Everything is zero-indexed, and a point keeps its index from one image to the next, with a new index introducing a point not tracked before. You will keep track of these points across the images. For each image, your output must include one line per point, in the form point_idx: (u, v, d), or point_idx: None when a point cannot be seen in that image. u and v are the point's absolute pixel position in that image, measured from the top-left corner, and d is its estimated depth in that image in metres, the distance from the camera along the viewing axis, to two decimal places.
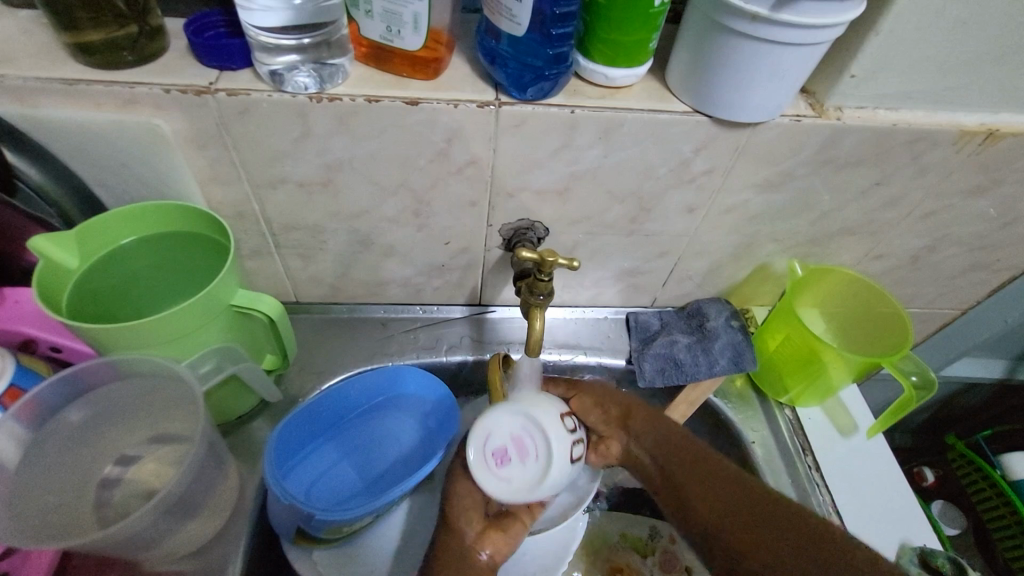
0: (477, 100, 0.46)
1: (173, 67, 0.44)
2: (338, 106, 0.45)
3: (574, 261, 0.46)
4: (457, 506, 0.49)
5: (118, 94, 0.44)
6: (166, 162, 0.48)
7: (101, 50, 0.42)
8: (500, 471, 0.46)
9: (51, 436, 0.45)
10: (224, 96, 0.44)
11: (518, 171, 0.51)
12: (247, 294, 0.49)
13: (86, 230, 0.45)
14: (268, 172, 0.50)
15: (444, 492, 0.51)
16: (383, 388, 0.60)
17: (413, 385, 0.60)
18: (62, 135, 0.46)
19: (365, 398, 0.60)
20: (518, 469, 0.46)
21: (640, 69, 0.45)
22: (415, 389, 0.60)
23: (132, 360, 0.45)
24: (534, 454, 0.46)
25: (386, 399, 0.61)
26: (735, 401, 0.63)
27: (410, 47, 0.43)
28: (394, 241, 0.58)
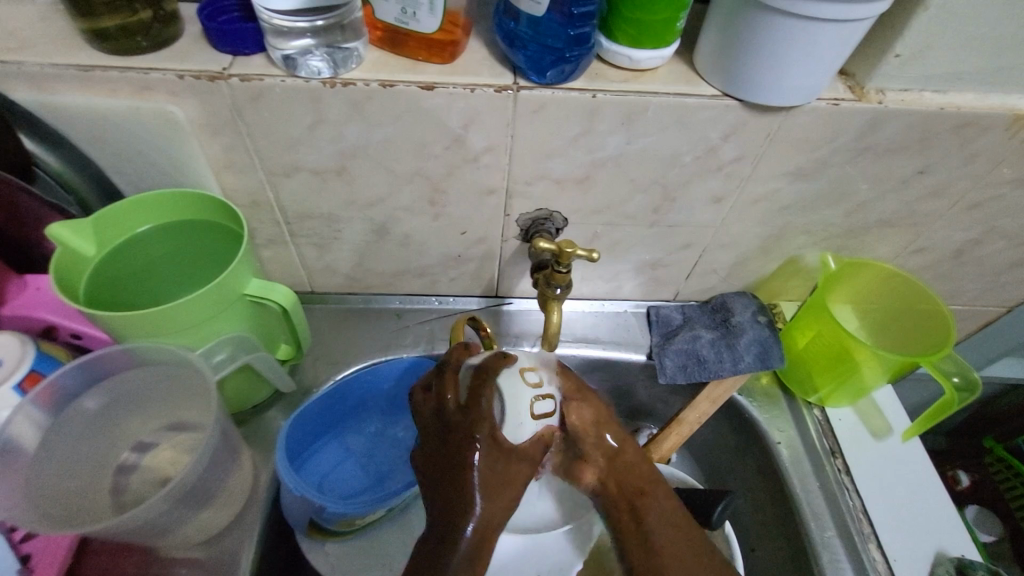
0: (494, 85, 0.44)
1: (187, 53, 0.44)
2: (351, 91, 0.44)
3: (594, 253, 0.44)
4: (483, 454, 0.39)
5: (134, 81, 0.43)
6: (181, 149, 0.48)
7: (116, 36, 0.42)
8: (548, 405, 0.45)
9: (69, 421, 0.45)
10: (237, 82, 0.43)
11: (536, 158, 0.49)
12: (261, 283, 0.48)
13: (102, 217, 0.45)
14: (282, 159, 0.49)
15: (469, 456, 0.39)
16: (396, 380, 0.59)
17: None
18: (79, 122, 0.46)
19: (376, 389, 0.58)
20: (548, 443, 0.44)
21: (667, 50, 0.43)
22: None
23: (147, 348, 0.44)
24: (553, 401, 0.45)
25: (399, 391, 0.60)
26: (760, 400, 0.60)
27: (426, 29, 0.42)
28: (410, 230, 0.57)
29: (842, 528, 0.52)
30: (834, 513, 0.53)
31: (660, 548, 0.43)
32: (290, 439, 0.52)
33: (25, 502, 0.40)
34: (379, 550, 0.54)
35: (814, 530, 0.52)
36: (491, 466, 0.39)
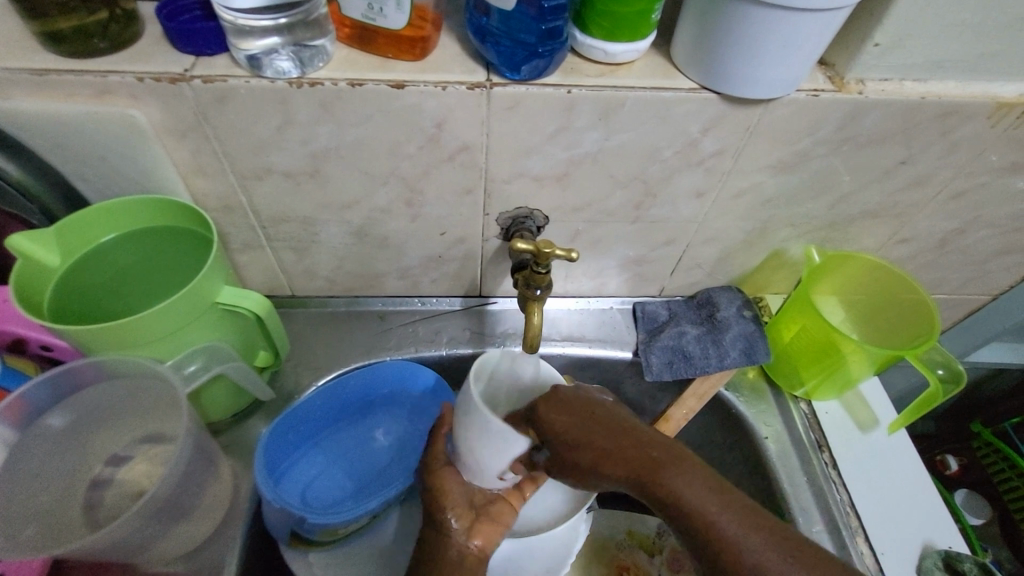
0: (467, 82, 0.43)
1: (147, 54, 0.42)
2: (320, 91, 0.42)
3: (573, 253, 0.43)
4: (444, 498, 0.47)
5: (92, 84, 0.42)
6: (146, 154, 0.46)
7: (70, 38, 0.40)
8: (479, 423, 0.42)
9: (38, 436, 0.44)
10: (200, 84, 0.42)
11: (514, 156, 0.48)
12: (234, 291, 0.47)
13: (66, 227, 0.44)
14: (252, 162, 0.48)
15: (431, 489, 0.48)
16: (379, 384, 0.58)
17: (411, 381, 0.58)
18: (37, 128, 0.44)
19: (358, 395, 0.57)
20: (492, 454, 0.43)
21: (643, 43, 0.42)
22: (416, 385, 0.58)
23: (116, 360, 0.43)
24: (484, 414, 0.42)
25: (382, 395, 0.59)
26: (747, 395, 0.60)
27: (394, 25, 0.40)
28: (388, 232, 0.55)
29: (832, 523, 0.52)
30: (822, 508, 0.52)
31: (710, 512, 0.35)
32: (270, 450, 0.51)
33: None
34: (367, 556, 0.53)
35: (802, 525, 0.52)
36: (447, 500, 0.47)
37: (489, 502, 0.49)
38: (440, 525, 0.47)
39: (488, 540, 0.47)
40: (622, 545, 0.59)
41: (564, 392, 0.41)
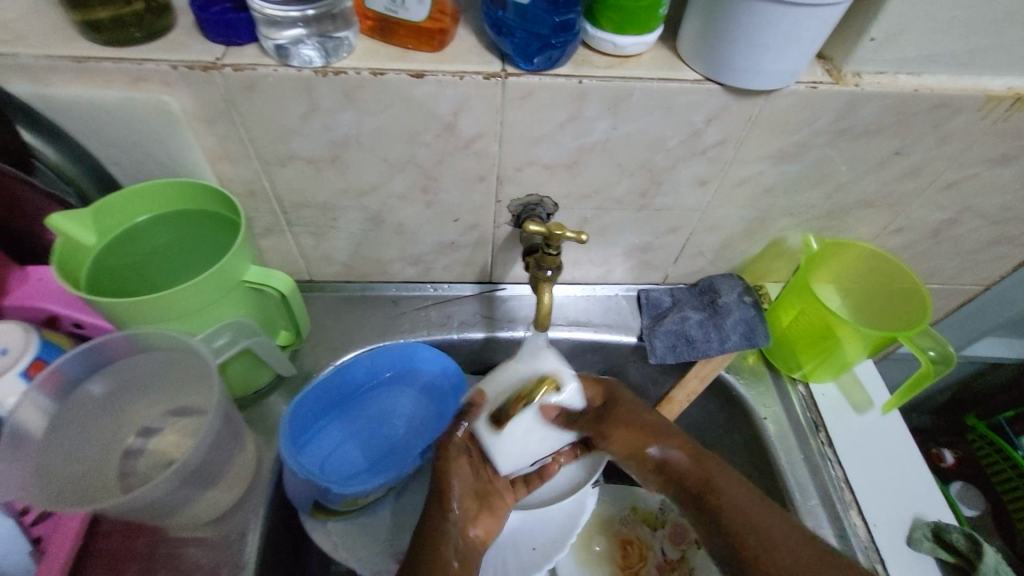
0: (483, 72, 0.45)
1: (181, 44, 0.45)
2: (343, 79, 0.45)
3: (584, 236, 0.46)
4: (450, 487, 0.49)
5: (128, 72, 0.44)
6: (177, 139, 0.48)
7: (109, 28, 0.42)
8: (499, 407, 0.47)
9: (76, 406, 0.46)
10: (231, 72, 0.44)
11: (527, 144, 0.50)
12: (260, 270, 0.49)
13: (101, 208, 0.46)
14: (276, 148, 0.50)
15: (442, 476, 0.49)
16: (392, 364, 0.61)
17: (423, 361, 0.61)
18: (75, 114, 0.47)
19: (373, 374, 0.60)
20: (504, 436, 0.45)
21: (650, 36, 0.44)
22: (424, 362, 0.60)
23: (149, 333, 0.46)
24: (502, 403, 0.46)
25: (395, 374, 0.61)
26: (747, 377, 0.62)
27: (415, 17, 0.43)
28: (404, 218, 0.58)
29: (827, 499, 0.54)
30: (818, 484, 0.55)
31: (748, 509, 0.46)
32: (291, 424, 0.53)
33: (38, 486, 0.42)
34: (381, 526, 0.55)
35: (799, 499, 0.54)
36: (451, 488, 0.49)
37: (491, 493, 0.51)
38: (443, 506, 0.49)
39: (486, 530, 0.50)
40: (625, 521, 0.61)
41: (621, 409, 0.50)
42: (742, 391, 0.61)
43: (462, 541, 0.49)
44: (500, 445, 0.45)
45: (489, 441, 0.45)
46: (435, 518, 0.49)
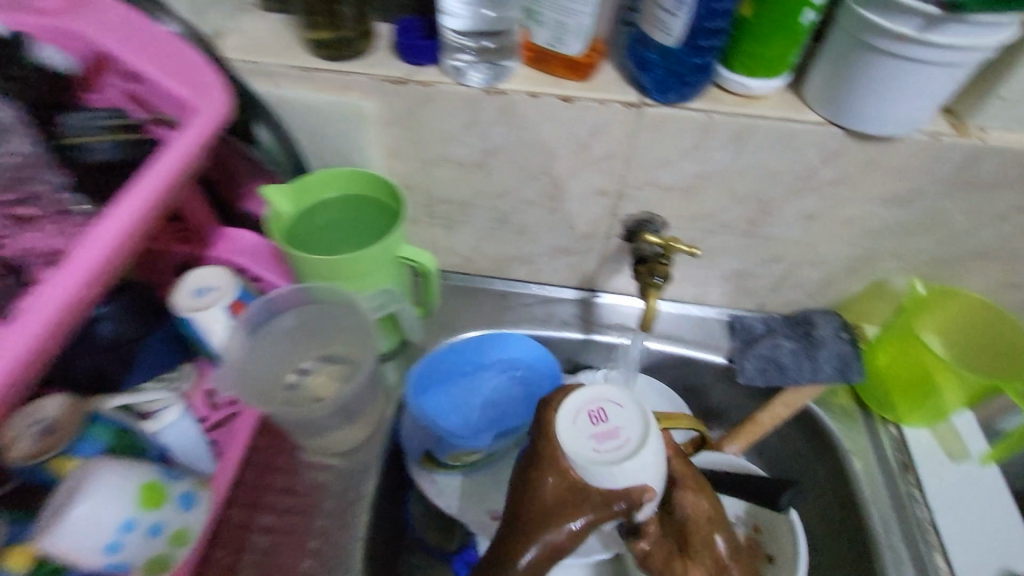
0: (622, 100, 0.52)
1: (378, 61, 0.55)
2: (504, 98, 0.53)
3: (698, 249, 0.52)
4: (526, 520, 0.44)
5: (337, 80, 0.55)
6: (361, 136, 0.59)
7: (332, 46, 0.55)
8: (595, 431, 0.46)
9: (264, 334, 0.59)
10: (416, 85, 0.54)
11: (650, 167, 0.57)
12: (411, 248, 0.59)
13: (303, 186, 0.58)
14: (436, 151, 0.60)
15: (523, 507, 0.45)
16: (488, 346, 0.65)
17: (512, 344, 0.64)
18: (290, 110, 0.59)
19: (473, 355, 0.65)
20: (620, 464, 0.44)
21: (777, 80, 0.50)
22: (512, 346, 0.64)
23: (324, 288, 0.57)
24: (603, 432, 0.46)
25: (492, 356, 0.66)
26: (835, 412, 0.64)
27: (571, 52, 0.51)
28: (527, 221, 0.66)
29: (909, 539, 0.55)
30: (902, 523, 0.56)
31: None
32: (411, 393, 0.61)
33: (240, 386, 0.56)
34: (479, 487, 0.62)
35: (880, 533, 0.55)
36: (528, 527, 0.44)
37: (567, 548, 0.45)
38: (512, 549, 0.43)
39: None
40: None
41: (703, 506, 0.49)
42: (829, 425, 0.62)
43: None
44: (636, 466, 0.44)
45: (629, 457, 0.44)
46: (535, 539, 0.43)
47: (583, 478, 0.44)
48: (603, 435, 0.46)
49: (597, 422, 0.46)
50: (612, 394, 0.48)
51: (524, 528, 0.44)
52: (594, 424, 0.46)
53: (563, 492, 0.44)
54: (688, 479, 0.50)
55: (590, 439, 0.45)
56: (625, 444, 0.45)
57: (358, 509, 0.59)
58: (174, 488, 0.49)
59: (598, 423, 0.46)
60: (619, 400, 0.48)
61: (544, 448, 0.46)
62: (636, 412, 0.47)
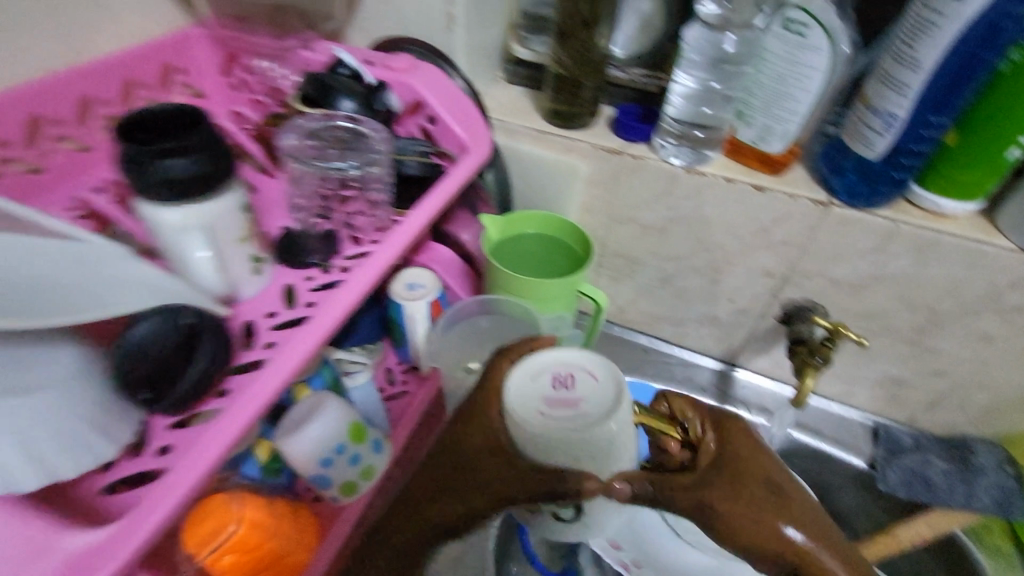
0: (812, 198, 0.59)
1: (601, 133, 0.68)
2: (701, 179, 0.63)
3: (865, 341, 0.57)
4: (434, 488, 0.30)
5: (563, 143, 0.68)
6: (565, 189, 0.71)
7: (564, 116, 0.68)
8: (562, 391, 0.34)
9: (460, 327, 0.69)
10: (628, 157, 0.65)
11: (824, 260, 0.62)
12: (590, 287, 0.68)
13: (512, 220, 0.71)
14: (626, 211, 0.70)
15: (435, 480, 0.30)
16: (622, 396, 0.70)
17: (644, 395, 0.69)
18: (515, 159, 0.73)
19: None
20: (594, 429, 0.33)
21: (971, 204, 0.54)
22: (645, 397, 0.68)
23: (506, 304, 0.67)
24: (564, 394, 0.34)
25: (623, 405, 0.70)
26: (987, 549, 0.62)
27: (772, 150, 0.60)
28: (688, 286, 0.73)
29: None
30: None
31: None
32: None
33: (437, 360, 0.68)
34: None
35: None
36: (447, 497, 0.29)
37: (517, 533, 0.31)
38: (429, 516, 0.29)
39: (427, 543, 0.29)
40: None
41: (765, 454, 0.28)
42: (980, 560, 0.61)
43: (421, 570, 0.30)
44: (611, 428, 0.34)
45: (603, 417, 0.34)
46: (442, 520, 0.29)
47: (585, 457, 0.33)
48: (564, 398, 0.34)
49: (561, 382, 0.35)
50: (582, 356, 0.37)
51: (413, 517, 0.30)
52: (563, 382, 0.35)
53: (453, 469, 0.29)
54: (711, 423, 0.31)
55: (545, 402, 0.33)
56: (603, 400, 0.35)
57: None
58: (372, 432, 0.60)
59: (561, 383, 0.35)
60: (591, 365, 0.37)
61: (456, 422, 0.31)
62: (605, 369, 0.37)
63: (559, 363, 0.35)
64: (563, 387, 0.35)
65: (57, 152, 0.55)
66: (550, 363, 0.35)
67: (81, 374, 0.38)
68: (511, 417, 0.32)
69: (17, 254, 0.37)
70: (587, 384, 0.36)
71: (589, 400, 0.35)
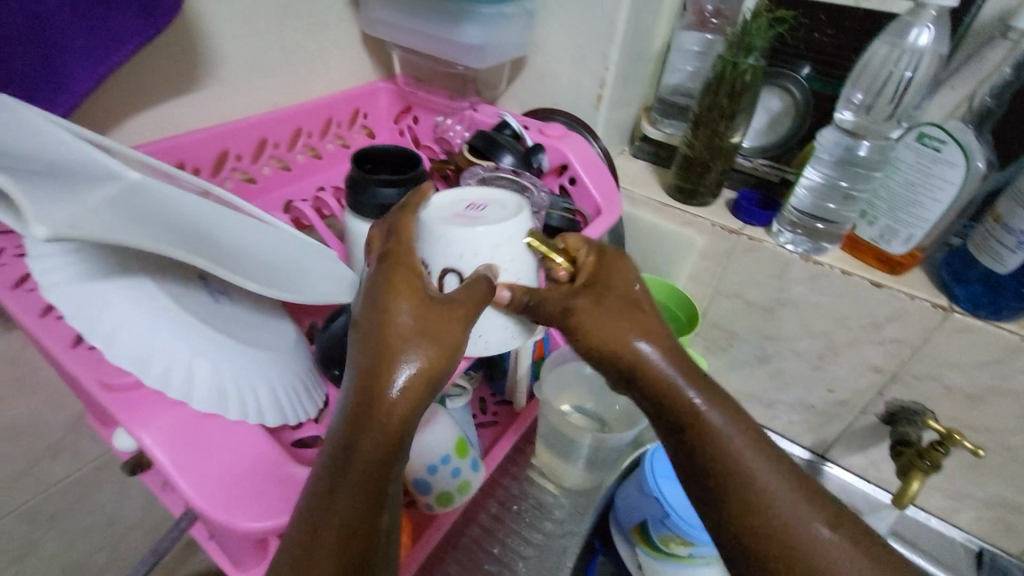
0: (932, 301, 0.60)
1: (720, 213, 0.73)
2: (817, 268, 0.66)
3: (983, 450, 0.57)
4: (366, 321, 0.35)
5: (682, 216, 0.74)
6: (677, 259, 0.77)
7: (686, 193, 0.74)
8: (475, 213, 0.43)
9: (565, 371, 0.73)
10: (745, 238, 0.70)
11: (937, 364, 0.63)
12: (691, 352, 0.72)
13: None
14: (734, 287, 0.74)
15: (380, 317, 0.34)
16: None
17: None
18: (631, 224, 0.80)
19: None
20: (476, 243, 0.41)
21: None
22: None
23: None
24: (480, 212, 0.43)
25: None
26: None
27: (892, 250, 0.62)
28: (786, 368, 0.75)
29: None
30: None
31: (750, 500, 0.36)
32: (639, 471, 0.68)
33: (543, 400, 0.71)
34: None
35: None
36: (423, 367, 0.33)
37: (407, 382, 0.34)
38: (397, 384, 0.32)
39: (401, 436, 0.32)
40: None
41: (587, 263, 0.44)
42: None
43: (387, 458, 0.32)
44: (496, 235, 0.41)
45: (507, 221, 0.42)
46: (405, 402, 0.32)
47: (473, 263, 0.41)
48: (480, 211, 0.43)
49: (470, 206, 0.44)
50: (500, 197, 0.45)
51: (373, 399, 0.32)
52: (470, 214, 0.43)
53: (380, 328, 0.34)
54: (659, 346, 0.39)
55: (466, 222, 0.41)
56: (509, 209, 0.44)
57: (572, 540, 0.69)
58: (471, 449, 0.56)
59: (475, 207, 0.44)
60: (501, 197, 0.45)
61: (374, 291, 0.36)
62: (511, 197, 0.45)
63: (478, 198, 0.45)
64: (469, 208, 0.44)
65: (267, 166, 0.65)
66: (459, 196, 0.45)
67: (292, 348, 0.42)
68: (438, 234, 0.40)
69: (247, 231, 0.41)
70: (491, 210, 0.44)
71: (495, 213, 0.44)
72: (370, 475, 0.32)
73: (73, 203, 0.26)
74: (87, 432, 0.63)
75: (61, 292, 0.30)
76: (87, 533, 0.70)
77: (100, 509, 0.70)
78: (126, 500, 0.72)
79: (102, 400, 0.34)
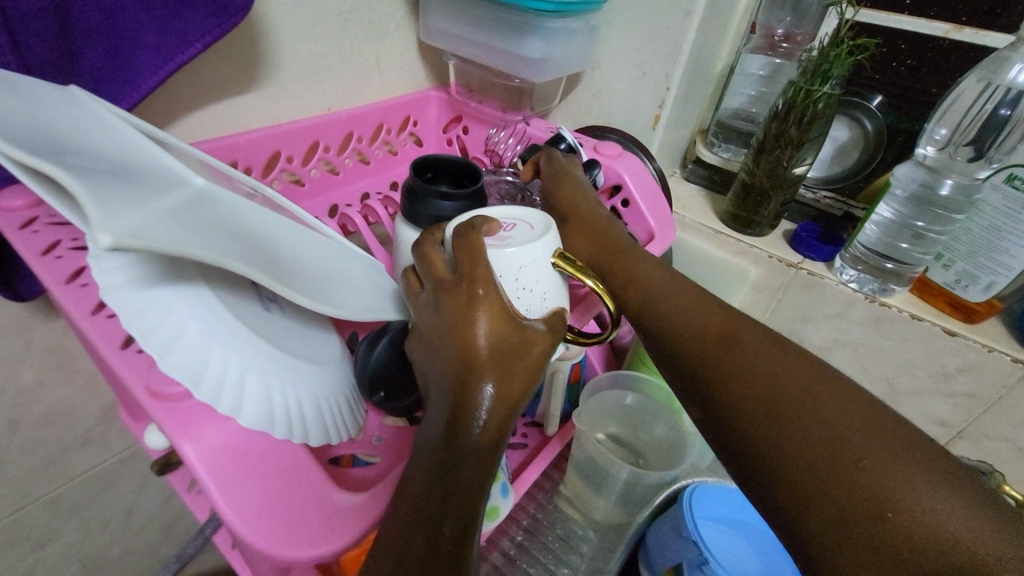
0: (1012, 354, 0.56)
1: (777, 244, 0.70)
2: (883, 309, 0.62)
3: None
4: (444, 329, 0.37)
5: (736, 245, 0.71)
6: (728, 290, 0.74)
7: (742, 220, 0.71)
8: (504, 231, 0.43)
9: (604, 402, 0.69)
10: (804, 273, 0.66)
11: (1011, 424, 0.58)
12: None
13: None
14: (788, 323, 0.70)
15: (457, 324, 0.36)
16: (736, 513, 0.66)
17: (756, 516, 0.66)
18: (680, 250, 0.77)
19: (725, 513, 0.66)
20: (509, 264, 0.41)
21: None
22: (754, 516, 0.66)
23: (648, 384, 0.68)
24: (513, 230, 0.43)
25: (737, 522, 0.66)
26: None
27: (970, 297, 0.58)
28: None
29: None
30: None
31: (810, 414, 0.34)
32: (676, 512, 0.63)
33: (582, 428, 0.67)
34: None
35: None
36: (501, 371, 0.35)
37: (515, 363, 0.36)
38: (472, 384, 0.34)
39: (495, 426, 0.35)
40: None
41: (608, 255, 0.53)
42: None
43: (470, 454, 0.34)
44: (527, 255, 0.41)
45: (534, 240, 0.42)
46: (482, 429, 0.34)
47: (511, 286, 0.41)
48: (511, 229, 0.44)
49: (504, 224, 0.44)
50: (529, 218, 0.45)
51: (458, 424, 0.34)
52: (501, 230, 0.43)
53: (464, 350, 0.35)
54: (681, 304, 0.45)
55: (499, 240, 0.41)
56: (536, 227, 0.44)
57: None
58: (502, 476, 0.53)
59: (506, 225, 0.44)
60: (531, 217, 0.46)
61: (451, 303, 0.37)
62: (540, 218, 0.46)
63: (505, 215, 0.45)
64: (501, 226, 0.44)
65: (315, 169, 0.63)
66: (492, 213, 0.45)
67: (335, 364, 0.42)
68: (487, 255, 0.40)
69: (297, 239, 0.39)
70: (521, 229, 0.44)
71: (526, 229, 0.44)
72: (443, 482, 0.33)
73: (141, 209, 0.25)
74: (116, 423, 0.62)
75: (121, 295, 0.28)
76: (105, 524, 0.69)
77: (121, 500, 0.69)
78: (147, 493, 0.72)
79: (151, 407, 0.32)
